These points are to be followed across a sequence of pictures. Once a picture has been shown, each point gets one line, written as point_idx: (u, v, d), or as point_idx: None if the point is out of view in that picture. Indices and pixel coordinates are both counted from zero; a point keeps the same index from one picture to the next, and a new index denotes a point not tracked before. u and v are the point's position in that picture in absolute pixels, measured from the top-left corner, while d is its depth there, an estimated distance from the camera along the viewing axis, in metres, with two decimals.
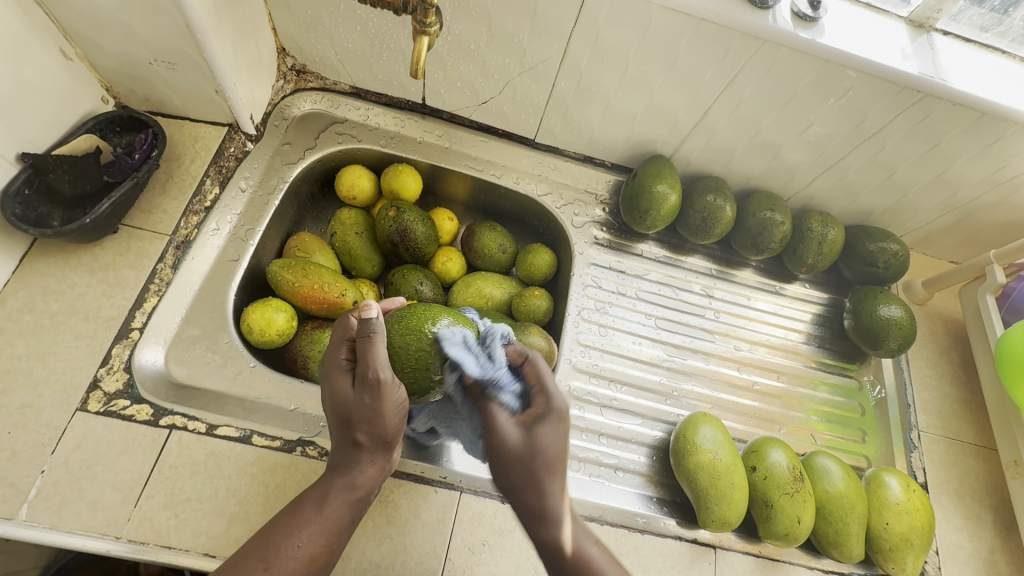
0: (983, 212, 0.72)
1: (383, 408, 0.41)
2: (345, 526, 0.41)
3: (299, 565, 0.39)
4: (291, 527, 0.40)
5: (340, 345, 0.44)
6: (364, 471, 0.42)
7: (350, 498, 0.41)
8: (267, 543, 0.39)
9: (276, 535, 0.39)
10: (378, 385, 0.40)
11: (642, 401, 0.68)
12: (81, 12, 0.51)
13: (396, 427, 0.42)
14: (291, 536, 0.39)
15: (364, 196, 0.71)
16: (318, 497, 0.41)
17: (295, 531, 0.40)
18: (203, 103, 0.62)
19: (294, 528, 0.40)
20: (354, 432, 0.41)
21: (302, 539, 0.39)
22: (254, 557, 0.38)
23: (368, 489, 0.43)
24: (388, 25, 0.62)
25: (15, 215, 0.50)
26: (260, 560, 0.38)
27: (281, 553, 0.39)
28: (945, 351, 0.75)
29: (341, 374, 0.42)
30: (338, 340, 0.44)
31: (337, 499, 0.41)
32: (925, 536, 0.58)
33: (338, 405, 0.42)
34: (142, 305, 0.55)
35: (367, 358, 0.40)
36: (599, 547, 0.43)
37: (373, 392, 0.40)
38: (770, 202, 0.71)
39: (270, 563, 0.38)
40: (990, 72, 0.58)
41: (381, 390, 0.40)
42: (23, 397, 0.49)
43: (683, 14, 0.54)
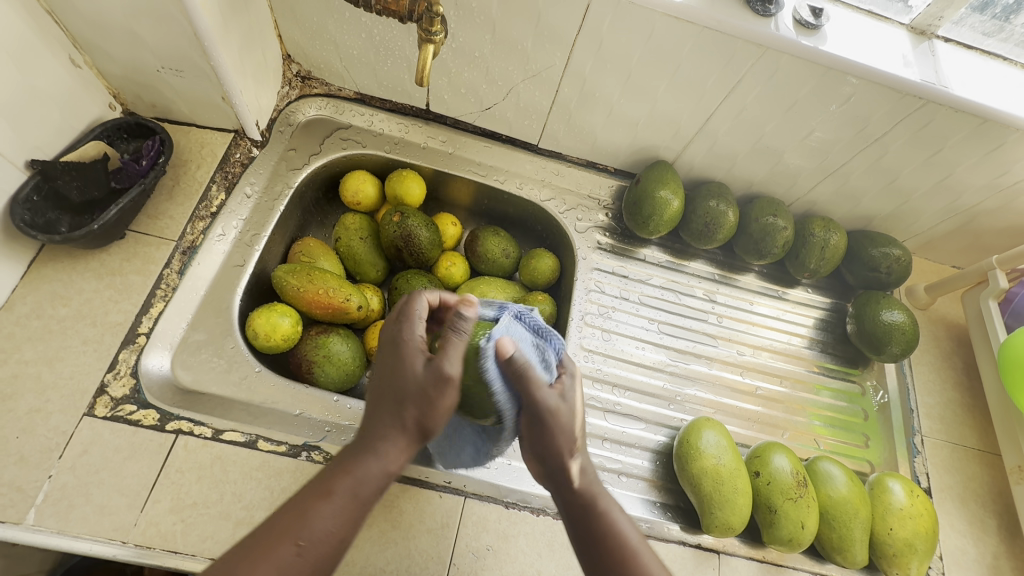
0: (986, 217, 0.72)
1: (445, 405, 0.40)
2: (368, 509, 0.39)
3: (321, 545, 0.35)
4: (321, 510, 0.36)
5: (414, 328, 0.43)
6: (397, 453, 0.39)
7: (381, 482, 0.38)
8: (298, 515, 0.36)
9: (306, 513, 0.36)
10: (445, 383, 0.39)
11: (646, 406, 0.68)
12: (91, 20, 0.52)
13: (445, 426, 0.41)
14: (324, 515, 0.36)
15: (368, 202, 0.71)
16: (351, 481, 0.38)
17: (326, 513, 0.36)
18: (210, 110, 0.63)
19: (321, 510, 0.36)
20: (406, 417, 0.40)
21: (330, 520, 0.36)
22: (280, 537, 0.35)
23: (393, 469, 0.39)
24: (393, 32, 0.63)
25: (24, 221, 0.51)
26: (290, 543, 0.34)
27: (312, 535, 0.35)
28: (947, 356, 0.75)
29: (414, 357, 0.41)
30: (409, 322, 0.43)
31: (369, 480, 0.38)
32: (929, 541, 0.58)
33: (400, 389, 0.40)
34: (149, 310, 0.55)
35: (442, 352, 0.40)
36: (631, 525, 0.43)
37: (440, 385, 0.39)
38: (772, 207, 0.72)
39: (301, 546, 0.35)
40: (992, 79, 0.59)
41: (445, 383, 0.39)
42: (31, 402, 0.49)
43: (685, 21, 0.55)
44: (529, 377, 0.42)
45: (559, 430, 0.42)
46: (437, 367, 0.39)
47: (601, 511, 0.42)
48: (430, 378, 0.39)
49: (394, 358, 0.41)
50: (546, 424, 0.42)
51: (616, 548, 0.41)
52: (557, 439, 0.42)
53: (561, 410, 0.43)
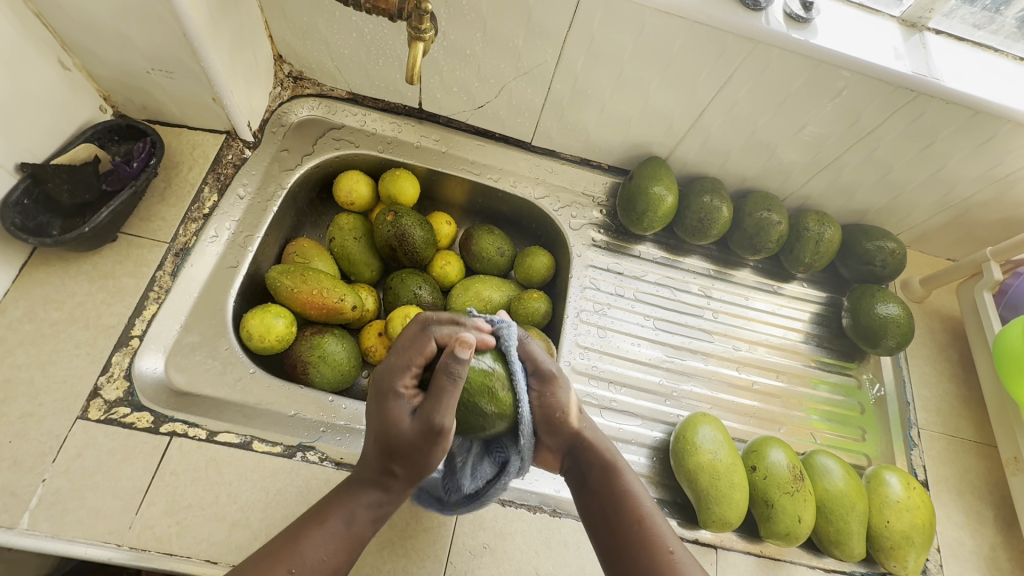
0: (980, 209, 0.72)
1: (437, 452, 0.42)
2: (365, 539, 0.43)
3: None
4: (315, 535, 0.41)
5: (407, 371, 0.43)
6: (389, 493, 0.44)
7: (374, 517, 0.43)
8: (292, 544, 0.40)
9: (301, 541, 0.40)
10: (438, 433, 0.41)
11: (642, 402, 0.68)
12: (79, 23, 0.51)
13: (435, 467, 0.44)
14: (315, 546, 0.40)
15: (362, 202, 0.71)
16: (347, 514, 0.42)
17: (319, 537, 0.41)
18: (201, 112, 0.63)
19: (318, 539, 0.41)
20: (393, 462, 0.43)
21: (322, 547, 0.40)
22: (277, 561, 0.39)
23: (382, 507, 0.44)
24: (383, 31, 0.62)
25: (14, 225, 0.51)
26: (285, 568, 0.38)
27: (306, 564, 0.39)
28: (943, 348, 0.75)
29: (403, 403, 0.42)
30: (401, 369, 0.43)
31: (361, 516, 0.43)
32: (926, 534, 0.58)
33: (392, 431, 0.42)
34: (141, 312, 0.55)
35: (437, 404, 0.41)
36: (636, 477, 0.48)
37: (434, 439, 0.41)
38: (767, 202, 0.72)
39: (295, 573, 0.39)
40: (983, 70, 0.59)
41: (438, 437, 0.41)
42: (24, 406, 0.49)
43: (676, 16, 0.55)
44: (530, 344, 0.49)
45: (563, 392, 0.49)
46: (431, 420, 0.41)
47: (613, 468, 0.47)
48: (420, 432, 0.41)
49: (381, 400, 0.43)
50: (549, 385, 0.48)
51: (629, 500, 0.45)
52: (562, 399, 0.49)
53: (563, 373, 0.50)
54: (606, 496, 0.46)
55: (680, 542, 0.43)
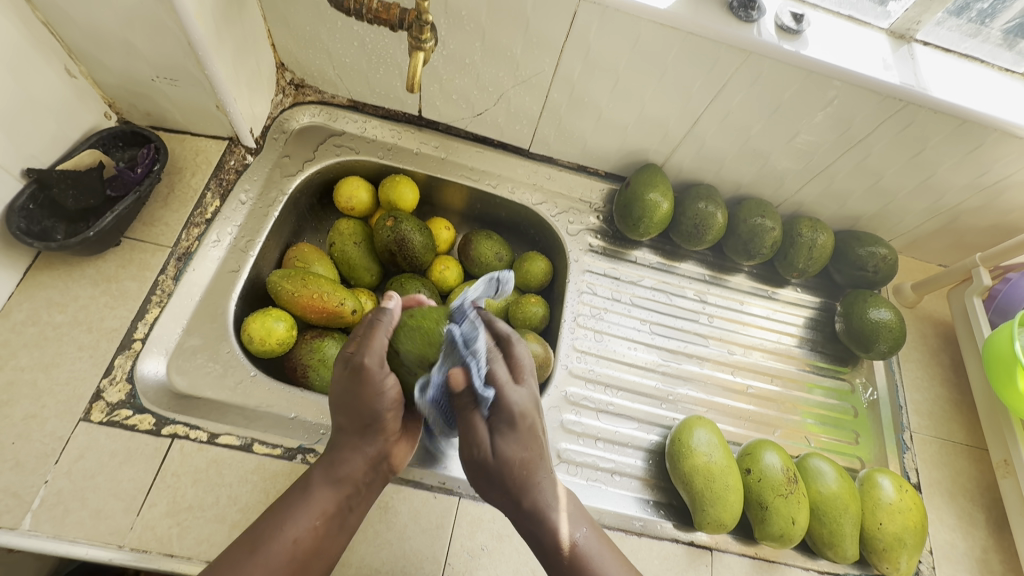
0: (970, 216, 0.73)
1: (370, 395, 0.42)
2: (333, 512, 0.43)
3: (286, 551, 0.40)
4: (281, 512, 0.42)
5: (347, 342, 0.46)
6: (347, 453, 0.44)
7: (334, 481, 0.43)
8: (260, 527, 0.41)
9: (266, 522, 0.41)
10: (363, 369, 0.42)
11: (638, 405, 0.69)
12: (86, 32, 0.52)
13: (382, 415, 0.43)
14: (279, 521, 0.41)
15: (362, 207, 0.72)
16: (304, 481, 0.43)
17: (285, 517, 0.41)
18: (205, 119, 0.63)
19: (280, 512, 0.42)
20: (340, 417, 0.44)
21: (284, 519, 0.41)
22: (243, 543, 0.40)
23: (347, 474, 0.43)
24: (385, 40, 0.64)
25: (20, 229, 0.51)
26: (245, 546, 0.40)
27: (268, 537, 0.40)
28: (935, 353, 0.76)
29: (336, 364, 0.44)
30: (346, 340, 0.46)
31: (319, 483, 0.43)
32: (918, 536, 0.59)
33: (333, 391, 0.44)
34: (144, 316, 0.56)
35: (363, 343, 0.43)
36: (587, 532, 0.43)
37: (359, 380, 0.42)
38: (760, 208, 0.73)
39: (256, 547, 0.40)
40: (969, 81, 0.60)
41: (365, 373, 0.42)
42: (27, 408, 0.49)
43: (670, 28, 0.56)
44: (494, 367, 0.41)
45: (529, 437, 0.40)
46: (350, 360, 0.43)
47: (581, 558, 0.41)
48: (347, 372, 0.42)
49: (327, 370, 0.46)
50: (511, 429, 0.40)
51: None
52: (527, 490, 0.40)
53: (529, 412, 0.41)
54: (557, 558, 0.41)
55: None
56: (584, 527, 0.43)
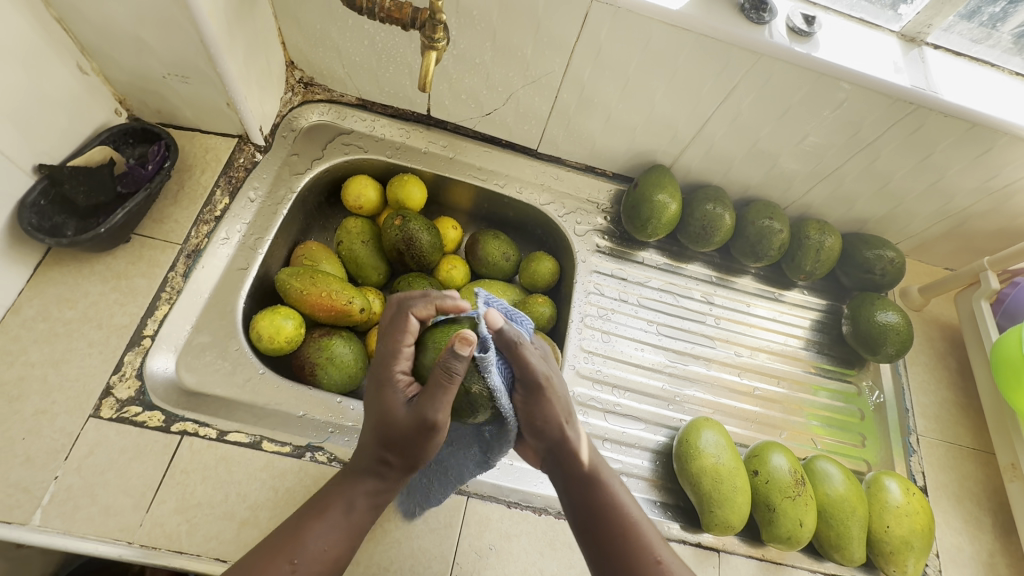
0: (978, 220, 0.73)
1: (428, 442, 0.43)
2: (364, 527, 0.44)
3: (323, 563, 0.41)
4: (317, 526, 0.42)
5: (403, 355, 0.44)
6: (386, 478, 0.44)
7: (372, 502, 0.44)
8: (295, 537, 0.41)
9: (302, 533, 0.41)
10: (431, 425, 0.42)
11: (645, 406, 0.69)
12: (98, 28, 0.52)
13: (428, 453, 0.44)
14: (317, 535, 0.41)
15: (370, 206, 0.73)
16: (345, 502, 0.43)
17: (321, 533, 0.42)
18: (215, 116, 0.64)
19: (322, 525, 0.42)
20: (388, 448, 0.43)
21: (325, 538, 0.42)
22: (279, 555, 0.40)
23: (379, 493, 0.45)
24: (395, 39, 0.64)
25: (31, 225, 0.51)
26: (286, 560, 0.40)
27: (307, 551, 0.41)
28: (942, 356, 0.76)
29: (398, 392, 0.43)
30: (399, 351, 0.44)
31: (359, 503, 0.44)
32: (925, 539, 0.59)
33: (390, 422, 0.43)
34: (153, 313, 0.56)
35: (435, 398, 0.41)
36: (614, 479, 0.49)
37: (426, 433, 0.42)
38: (768, 210, 0.73)
39: (296, 563, 0.40)
40: (980, 85, 0.60)
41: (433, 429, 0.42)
42: (37, 404, 0.49)
43: (682, 29, 0.56)
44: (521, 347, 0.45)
45: (552, 398, 0.48)
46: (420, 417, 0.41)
47: (601, 482, 0.47)
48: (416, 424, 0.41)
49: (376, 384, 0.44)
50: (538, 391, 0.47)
51: (634, 538, 0.45)
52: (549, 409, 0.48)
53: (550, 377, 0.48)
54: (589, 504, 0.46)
55: (667, 549, 0.45)
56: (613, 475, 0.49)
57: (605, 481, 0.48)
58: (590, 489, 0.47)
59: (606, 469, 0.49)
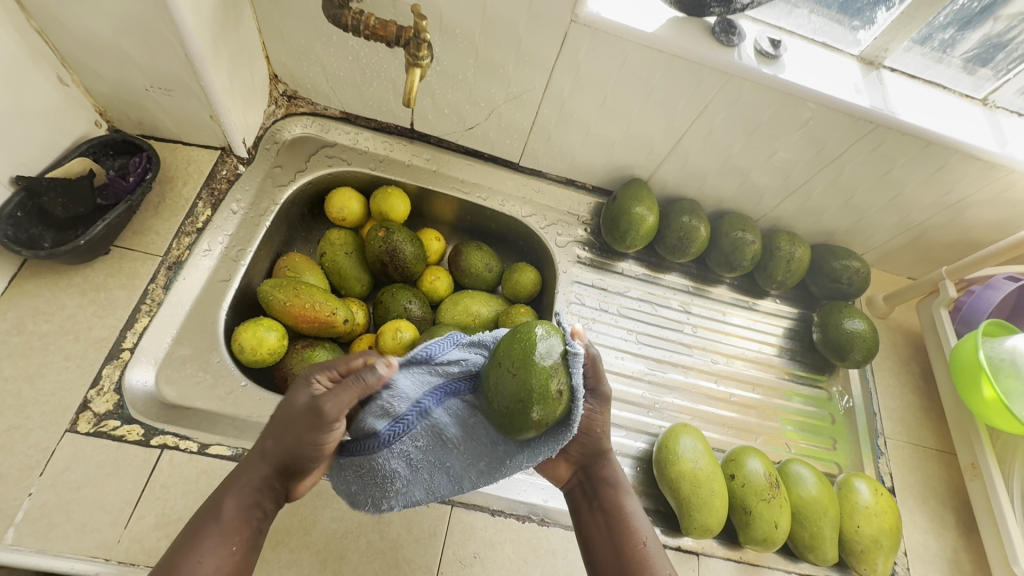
0: (935, 232, 0.77)
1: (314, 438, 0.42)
2: (249, 535, 0.41)
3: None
4: (193, 546, 0.39)
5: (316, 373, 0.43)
6: (259, 479, 0.43)
7: (248, 503, 0.42)
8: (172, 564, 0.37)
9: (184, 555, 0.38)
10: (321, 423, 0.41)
11: (626, 413, 0.70)
12: (80, 40, 0.52)
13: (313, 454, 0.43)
14: (198, 552, 0.38)
15: (353, 218, 0.73)
16: (214, 510, 0.41)
17: (197, 548, 0.38)
18: (198, 129, 0.64)
19: (198, 544, 0.39)
20: (272, 444, 0.43)
21: (206, 555, 0.38)
22: None
23: (259, 496, 0.43)
24: (379, 55, 0.65)
25: (7, 237, 0.51)
26: None
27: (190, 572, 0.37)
28: (906, 362, 0.80)
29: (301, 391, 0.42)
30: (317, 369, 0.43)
31: (236, 506, 0.41)
32: (893, 537, 0.62)
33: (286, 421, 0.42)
34: (133, 325, 0.55)
35: (336, 395, 0.41)
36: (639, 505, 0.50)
37: (318, 427, 0.42)
38: (741, 222, 0.76)
39: None
40: (932, 106, 0.64)
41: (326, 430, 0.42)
42: (10, 419, 0.48)
43: (656, 50, 0.59)
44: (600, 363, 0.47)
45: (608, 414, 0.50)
46: (314, 406, 0.41)
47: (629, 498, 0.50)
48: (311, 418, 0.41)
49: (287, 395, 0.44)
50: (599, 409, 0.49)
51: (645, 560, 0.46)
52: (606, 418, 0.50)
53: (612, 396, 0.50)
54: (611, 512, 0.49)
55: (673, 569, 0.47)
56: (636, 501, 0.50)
57: (631, 494, 0.51)
58: (614, 500, 0.50)
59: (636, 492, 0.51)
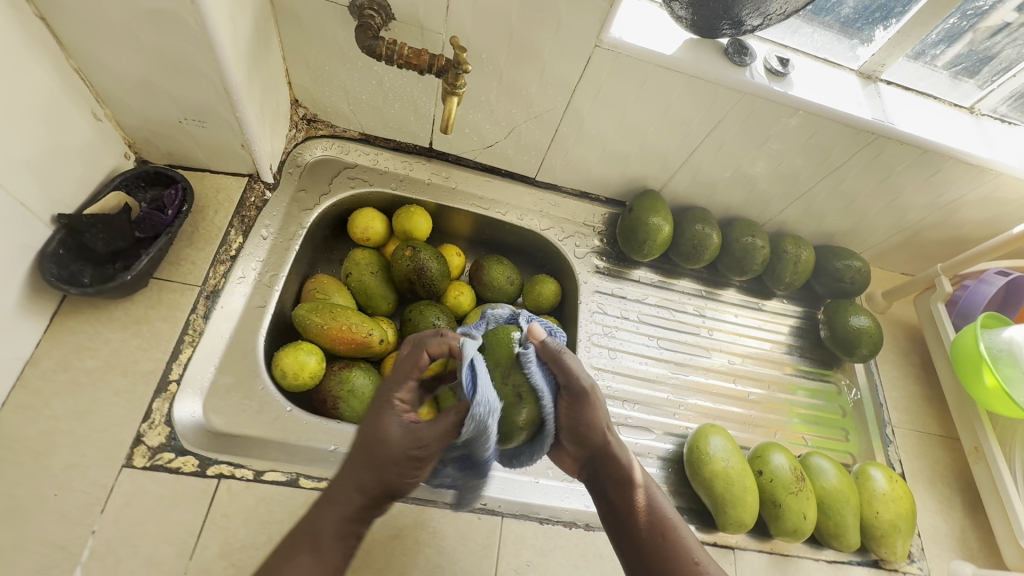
0: (928, 230, 0.82)
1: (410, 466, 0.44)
2: (341, 563, 0.43)
3: None
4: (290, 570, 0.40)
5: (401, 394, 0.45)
6: (353, 509, 0.43)
7: (342, 533, 0.43)
8: None
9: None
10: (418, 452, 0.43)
11: (654, 417, 0.73)
12: (116, 77, 0.53)
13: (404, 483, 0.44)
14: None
15: (377, 237, 0.74)
16: (310, 541, 0.42)
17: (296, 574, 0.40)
18: (227, 157, 0.64)
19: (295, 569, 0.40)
20: (366, 475, 0.43)
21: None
22: None
23: (355, 526, 0.44)
24: (403, 80, 0.67)
25: (53, 275, 0.51)
26: None
27: None
28: (906, 354, 0.85)
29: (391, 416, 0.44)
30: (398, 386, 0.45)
31: (329, 537, 0.42)
32: (909, 520, 0.66)
33: (379, 452, 0.43)
34: (178, 356, 0.56)
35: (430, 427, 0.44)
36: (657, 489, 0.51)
37: (417, 457, 0.44)
38: (750, 228, 0.80)
39: None
40: (927, 116, 0.69)
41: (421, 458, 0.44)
42: (66, 458, 0.49)
43: (675, 71, 0.62)
44: (567, 360, 0.48)
45: (596, 405, 0.50)
46: (415, 438, 0.43)
47: (641, 487, 0.50)
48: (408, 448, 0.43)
49: (373, 414, 0.45)
50: (581, 402, 0.49)
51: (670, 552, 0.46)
52: (594, 414, 0.50)
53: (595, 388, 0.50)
54: (623, 503, 0.49)
55: (702, 551, 0.47)
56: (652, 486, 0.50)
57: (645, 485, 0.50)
58: (626, 493, 0.50)
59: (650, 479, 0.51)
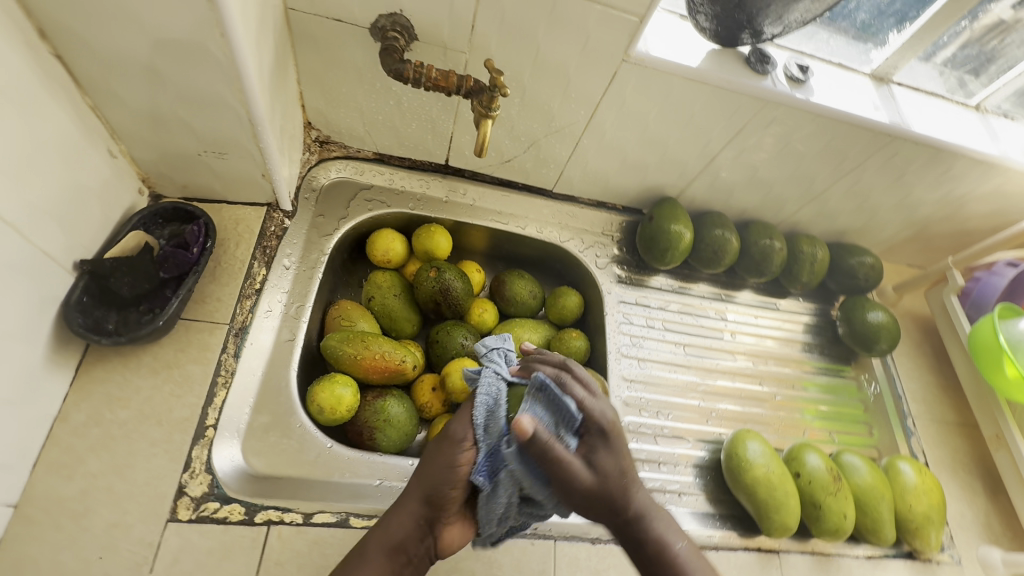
0: (936, 224, 0.84)
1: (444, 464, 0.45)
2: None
3: None
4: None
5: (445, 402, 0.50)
6: (403, 519, 0.46)
7: (391, 543, 0.45)
8: None
9: None
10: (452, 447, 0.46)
11: (688, 424, 0.74)
12: (133, 113, 0.50)
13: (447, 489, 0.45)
14: None
15: (398, 258, 0.72)
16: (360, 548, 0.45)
17: None
18: (245, 186, 0.62)
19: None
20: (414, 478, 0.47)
21: None
22: None
23: (406, 537, 0.45)
24: (423, 99, 0.65)
25: (79, 325, 0.48)
26: None
27: None
28: (920, 345, 0.87)
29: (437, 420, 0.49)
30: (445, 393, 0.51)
31: (376, 545, 0.45)
32: (940, 512, 0.68)
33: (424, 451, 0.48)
34: (212, 400, 0.53)
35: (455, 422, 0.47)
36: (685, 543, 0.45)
37: (449, 453, 0.46)
38: (767, 230, 0.81)
39: None
40: (938, 115, 0.70)
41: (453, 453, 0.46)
42: (108, 517, 0.47)
43: (699, 83, 0.61)
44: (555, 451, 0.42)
45: (613, 461, 0.44)
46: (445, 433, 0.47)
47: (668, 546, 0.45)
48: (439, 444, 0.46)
49: None
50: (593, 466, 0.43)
51: None
52: (614, 470, 0.44)
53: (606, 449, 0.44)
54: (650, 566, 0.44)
55: None
56: (682, 539, 0.45)
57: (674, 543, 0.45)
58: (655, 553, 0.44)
59: (676, 531, 0.46)
